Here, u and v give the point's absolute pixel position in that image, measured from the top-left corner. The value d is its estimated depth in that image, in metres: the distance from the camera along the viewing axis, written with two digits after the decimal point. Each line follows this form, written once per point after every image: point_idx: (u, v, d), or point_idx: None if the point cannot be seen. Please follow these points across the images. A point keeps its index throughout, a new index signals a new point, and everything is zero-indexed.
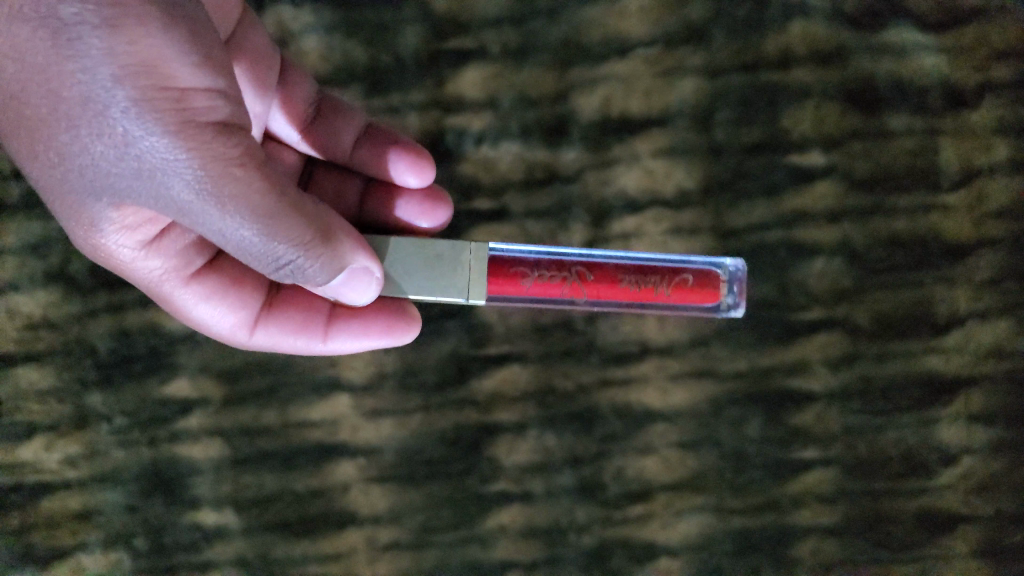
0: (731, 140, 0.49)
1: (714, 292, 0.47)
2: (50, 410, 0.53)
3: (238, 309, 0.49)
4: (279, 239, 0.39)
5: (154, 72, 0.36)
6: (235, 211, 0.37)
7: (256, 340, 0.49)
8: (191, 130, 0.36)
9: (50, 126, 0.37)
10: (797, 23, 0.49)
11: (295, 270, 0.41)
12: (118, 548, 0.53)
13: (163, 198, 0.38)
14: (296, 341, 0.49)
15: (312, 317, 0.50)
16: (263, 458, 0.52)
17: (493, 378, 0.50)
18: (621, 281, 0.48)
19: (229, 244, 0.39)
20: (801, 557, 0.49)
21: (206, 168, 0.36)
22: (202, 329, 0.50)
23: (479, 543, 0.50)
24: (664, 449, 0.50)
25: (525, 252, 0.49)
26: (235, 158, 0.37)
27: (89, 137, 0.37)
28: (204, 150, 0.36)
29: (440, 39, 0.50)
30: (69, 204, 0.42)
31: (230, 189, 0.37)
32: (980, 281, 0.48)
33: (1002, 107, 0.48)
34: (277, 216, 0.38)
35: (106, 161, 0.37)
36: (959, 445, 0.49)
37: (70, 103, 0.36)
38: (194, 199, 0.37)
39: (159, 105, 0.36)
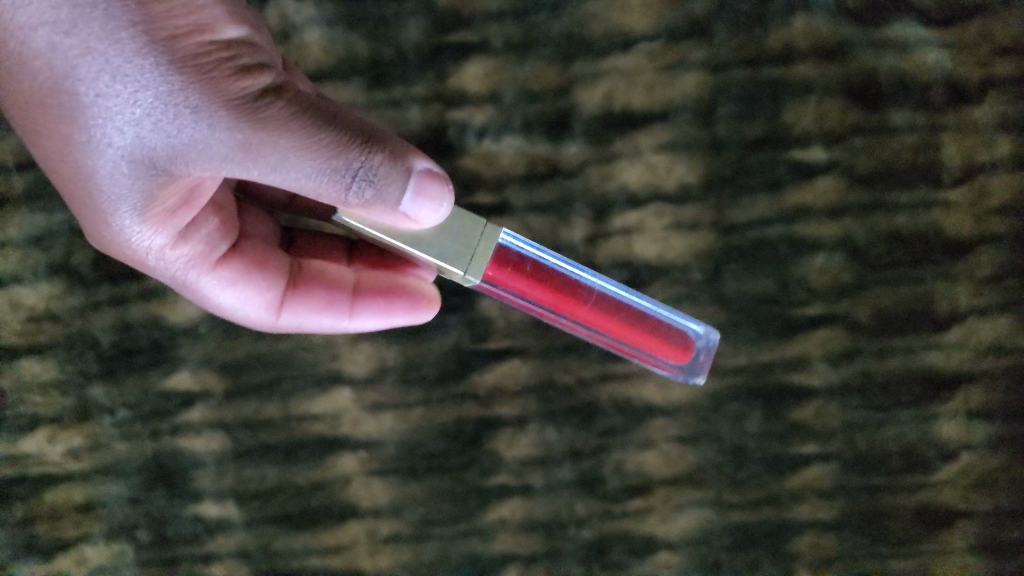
0: (733, 135, 0.49)
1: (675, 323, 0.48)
2: (53, 403, 0.53)
3: (265, 290, 0.49)
4: (354, 155, 0.37)
5: (199, 28, 0.37)
6: (299, 132, 0.37)
7: (284, 322, 0.49)
8: (244, 76, 0.37)
9: (92, 94, 0.38)
10: (800, 18, 0.49)
11: (377, 184, 0.38)
12: (121, 539, 0.53)
13: (225, 144, 0.37)
14: (324, 318, 0.48)
15: (335, 295, 0.50)
16: (264, 451, 0.52)
17: (494, 373, 0.50)
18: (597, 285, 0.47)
19: (306, 180, 0.38)
20: (799, 551, 0.50)
21: (262, 102, 0.37)
22: (226, 316, 0.49)
23: (479, 536, 0.51)
24: (664, 444, 0.50)
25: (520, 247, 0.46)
26: (284, 88, 0.38)
27: (140, 97, 0.37)
28: (255, 85, 0.37)
29: (442, 33, 0.50)
30: (103, 177, 0.40)
31: (293, 122, 0.37)
32: (981, 278, 0.48)
33: (1005, 104, 0.48)
34: (339, 124, 0.37)
35: (162, 121, 0.37)
36: (958, 441, 0.49)
37: (121, 68, 0.37)
38: (256, 135, 0.37)
39: (204, 55, 0.37)
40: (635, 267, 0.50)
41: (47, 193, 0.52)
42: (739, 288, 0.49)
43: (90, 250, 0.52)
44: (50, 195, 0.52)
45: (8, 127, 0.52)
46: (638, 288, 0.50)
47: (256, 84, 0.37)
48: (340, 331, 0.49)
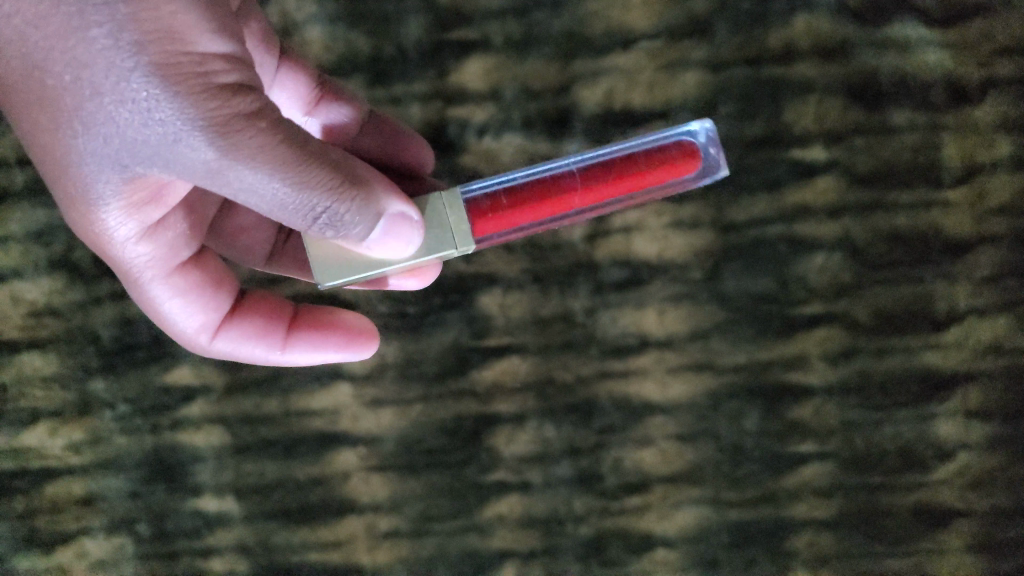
0: (733, 134, 0.49)
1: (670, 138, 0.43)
2: (54, 397, 0.53)
3: (211, 309, 0.47)
4: (317, 186, 0.36)
5: (175, 38, 0.36)
6: (261, 159, 0.35)
7: (218, 346, 0.48)
8: (213, 91, 0.36)
9: (67, 95, 0.38)
10: (801, 17, 0.49)
11: (339, 222, 0.37)
12: (122, 533, 0.53)
13: (187, 157, 0.37)
14: (256, 348, 0.48)
15: (271, 326, 0.49)
16: (263, 447, 0.52)
17: (493, 369, 0.50)
18: None
19: (265, 203, 0.36)
20: (796, 549, 0.50)
21: (230, 121, 0.36)
22: (163, 325, 0.48)
23: (478, 532, 0.51)
24: (662, 441, 0.50)
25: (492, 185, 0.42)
26: (257, 110, 0.37)
27: (111, 103, 0.37)
28: (227, 106, 0.36)
29: (443, 31, 0.50)
30: (77, 176, 0.40)
31: (257, 144, 0.36)
32: (980, 278, 0.48)
33: (1006, 104, 0.48)
34: (305, 156, 0.36)
35: (130, 128, 0.37)
36: (956, 441, 0.49)
37: (93, 70, 0.36)
38: (219, 155, 0.36)
39: (178, 67, 0.36)
40: (634, 265, 0.50)
41: (48, 189, 0.52)
42: (739, 287, 0.49)
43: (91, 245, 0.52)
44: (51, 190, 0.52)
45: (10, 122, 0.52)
46: (637, 286, 0.50)
47: (226, 101, 0.36)
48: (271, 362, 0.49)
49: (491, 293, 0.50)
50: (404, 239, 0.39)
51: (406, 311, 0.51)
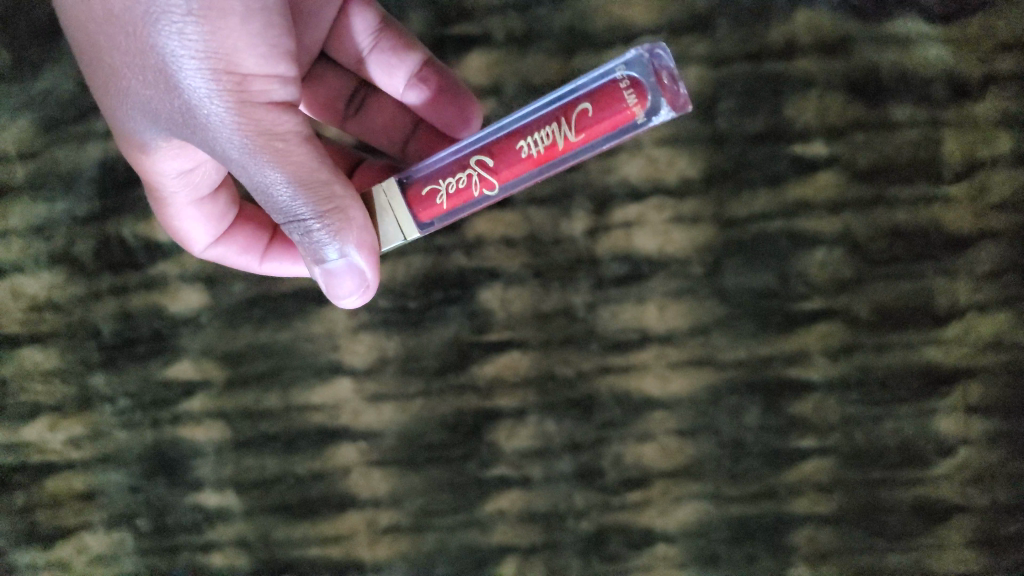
0: (734, 129, 0.49)
1: (616, 100, 0.38)
2: (54, 391, 0.53)
3: (213, 220, 0.49)
4: (304, 214, 0.38)
5: (222, 58, 0.37)
6: (270, 173, 0.37)
7: (210, 254, 0.50)
8: (246, 111, 0.38)
9: (117, 68, 0.39)
10: (801, 13, 0.49)
11: (308, 248, 0.39)
12: (122, 527, 0.53)
13: (207, 148, 0.39)
14: (241, 255, 0.49)
15: (256, 238, 0.50)
16: (264, 441, 0.52)
17: (494, 364, 0.50)
18: (522, 147, 0.40)
19: (264, 209, 0.39)
20: (797, 544, 0.50)
21: (251, 140, 0.37)
22: (166, 223, 0.49)
23: (478, 527, 0.51)
24: (663, 437, 0.50)
25: (436, 188, 0.42)
26: (284, 131, 0.38)
27: (153, 99, 0.39)
28: (255, 121, 0.38)
29: (443, 25, 0.50)
30: (120, 136, 0.43)
31: (272, 166, 0.37)
32: (981, 273, 0.48)
33: (1007, 99, 0.48)
34: (308, 183, 0.38)
35: (169, 123, 0.40)
36: (956, 436, 0.49)
37: (143, 68, 0.38)
38: (237, 158, 0.38)
39: (218, 76, 0.37)
40: (635, 260, 0.50)
41: (49, 182, 0.52)
42: (740, 282, 0.49)
43: (91, 239, 0.52)
44: (51, 184, 0.52)
45: (13, 117, 0.52)
46: (638, 281, 0.50)
47: (255, 121, 0.38)
48: (251, 272, 0.50)
49: (493, 287, 0.50)
50: (357, 284, 0.40)
51: (407, 305, 0.51)
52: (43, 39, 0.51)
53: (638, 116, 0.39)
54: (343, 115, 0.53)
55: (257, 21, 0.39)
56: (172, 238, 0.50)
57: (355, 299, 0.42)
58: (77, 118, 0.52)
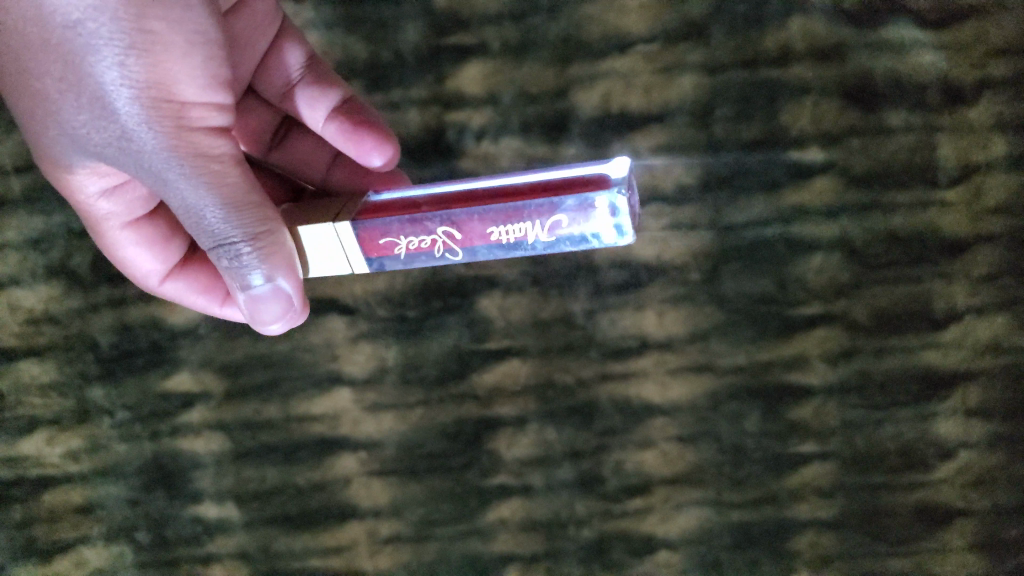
0: (730, 136, 0.49)
1: (589, 225, 0.36)
2: (52, 405, 0.53)
3: (151, 245, 0.46)
4: (237, 229, 0.36)
5: (160, 82, 0.36)
6: (199, 198, 0.36)
7: (163, 289, 0.48)
8: (183, 134, 0.36)
9: (44, 90, 0.37)
10: (797, 20, 0.49)
11: (237, 261, 0.36)
12: (122, 541, 0.53)
13: (139, 176, 0.37)
14: (198, 299, 0.48)
15: (216, 282, 0.48)
16: (264, 452, 0.52)
17: (493, 373, 0.50)
18: (490, 231, 0.37)
19: (193, 227, 0.37)
20: (797, 549, 0.50)
21: (187, 162, 0.36)
22: (107, 246, 0.47)
23: (480, 536, 0.51)
24: (663, 444, 0.50)
25: (393, 240, 0.39)
26: (220, 157, 0.37)
27: (83, 116, 0.37)
28: (190, 147, 0.36)
29: (440, 34, 0.50)
30: (49, 153, 0.41)
31: (206, 187, 0.36)
32: (978, 277, 0.49)
33: (1001, 104, 0.48)
34: (243, 209, 0.36)
35: (96, 139, 0.37)
36: (956, 439, 0.49)
37: (73, 87, 0.36)
38: (169, 179, 0.36)
39: (154, 102, 0.36)
40: (634, 267, 0.50)
41: (44, 196, 0.52)
42: (738, 288, 0.49)
43: (88, 252, 0.52)
44: (47, 197, 0.52)
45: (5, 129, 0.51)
46: (637, 288, 0.50)
47: (194, 145, 0.36)
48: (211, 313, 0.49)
49: (491, 296, 0.50)
50: (281, 311, 0.39)
51: (405, 315, 0.50)
52: None
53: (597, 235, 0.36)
54: (267, 148, 0.53)
55: (200, 50, 0.37)
56: (126, 272, 0.48)
57: (278, 326, 0.40)
58: None
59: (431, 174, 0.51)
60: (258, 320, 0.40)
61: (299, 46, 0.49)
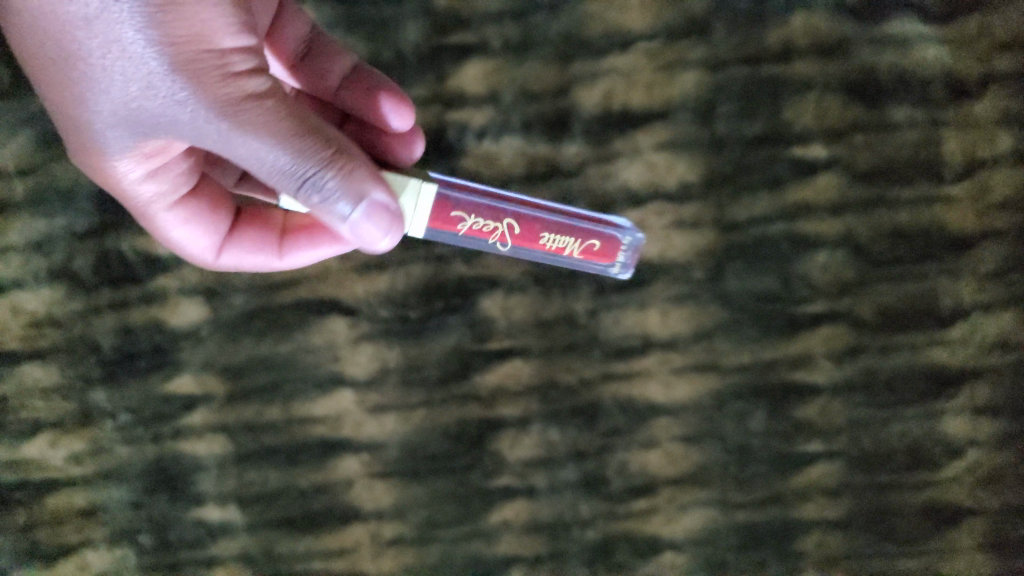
0: (733, 133, 0.49)
1: (609, 254, 0.47)
2: (55, 408, 0.53)
3: (201, 224, 0.48)
4: (310, 159, 0.38)
5: (201, 38, 0.38)
6: (266, 138, 0.38)
7: (222, 262, 0.49)
8: (234, 83, 0.39)
9: (89, 71, 0.39)
10: (799, 15, 0.48)
11: (325, 191, 0.39)
12: (124, 544, 0.53)
13: (201, 136, 0.39)
14: (258, 257, 0.48)
15: (268, 238, 0.49)
16: (266, 454, 0.52)
17: (496, 373, 0.50)
18: (542, 238, 0.46)
19: (266, 169, 0.39)
20: (805, 550, 0.50)
21: (246, 104, 0.38)
22: (161, 236, 0.48)
23: (483, 537, 0.51)
24: (667, 443, 0.50)
25: (467, 208, 0.45)
26: (269, 97, 0.39)
27: (133, 87, 0.38)
28: (243, 91, 0.39)
29: (440, 33, 0.50)
30: (90, 139, 0.42)
31: (269, 124, 0.38)
32: (984, 273, 0.48)
33: (1007, 98, 0.48)
34: (310, 137, 0.39)
35: (149, 107, 0.39)
36: (964, 437, 0.49)
37: (119, 60, 0.38)
38: (231, 128, 0.38)
39: (200, 55, 0.38)
40: (636, 266, 0.49)
41: (47, 198, 0.52)
42: (742, 287, 0.49)
43: (91, 254, 0.52)
44: (50, 199, 0.52)
45: (8, 132, 0.51)
46: (639, 287, 0.49)
47: (247, 89, 0.39)
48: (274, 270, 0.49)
49: (493, 295, 0.50)
50: (388, 222, 0.41)
51: (407, 315, 0.50)
52: None
53: (608, 263, 0.47)
54: None
55: None
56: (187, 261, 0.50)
57: (384, 246, 0.42)
58: None
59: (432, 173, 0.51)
60: (361, 245, 0.42)
61: (302, 17, 0.50)
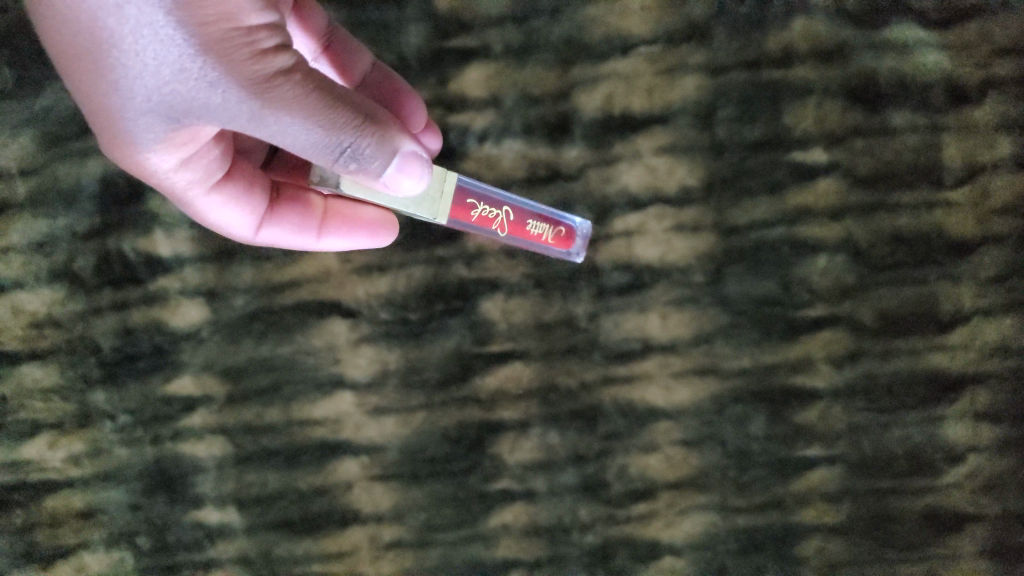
0: (733, 138, 0.49)
1: (566, 242, 0.48)
2: (54, 409, 0.53)
3: (239, 202, 0.49)
4: (342, 128, 0.40)
5: (229, 19, 0.38)
6: (300, 113, 0.39)
7: (261, 239, 0.50)
8: (263, 61, 0.39)
9: (121, 60, 0.39)
10: (799, 21, 0.49)
11: (361, 156, 0.41)
12: (122, 546, 0.53)
13: (235, 117, 0.40)
14: (297, 237, 0.50)
15: (308, 220, 0.51)
16: (265, 457, 0.52)
17: (496, 376, 0.50)
18: (527, 224, 0.48)
19: (302, 143, 0.40)
20: (805, 555, 0.50)
21: (277, 80, 0.39)
22: (199, 218, 0.49)
23: (482, 541, 0.50)
24: (667, 448, 0.50)
25: (479, 196, 0.48)
26: (297, 71, 0.40)
27: (166, 72, 0.39)
28: (272, 68, 0.39)
29: (442, 37, 0.50)
30: (122, 129, 0.42)
31: (299, 98, 0.39)
32: (985, 278, 0.48)
33: (1006, 104, 0.48)
34: (341, 106, 0.40)
35: (182, 91, 0.39)
36: (965, 443, 0.49)
37: (151, 46, 0.38)
38: (264, 106, 0.39)
39: (229, 34, 0.38)
40: (636, 270, 0.49)
41: (49, 199, 0.52)
42: (742, 290, 0.49)
43: (92, 255, 0.52)
44: (52, 200, 0.52)
45: (11, 133, 0.52)
46: (639, 290, 0.49)
47: (276, 66, 0.39)
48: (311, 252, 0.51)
49: (494, 298, 0.50)
50: (420, 172, 0.43)
51: (408, 317, 0.50)
52: (42, 55, 0.51)
53: (564, 250, 0.48)
54: None
55: None
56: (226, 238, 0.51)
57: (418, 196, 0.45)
58: (78, 135, 0.52)
59: None
60: (397, 196, 0.44)
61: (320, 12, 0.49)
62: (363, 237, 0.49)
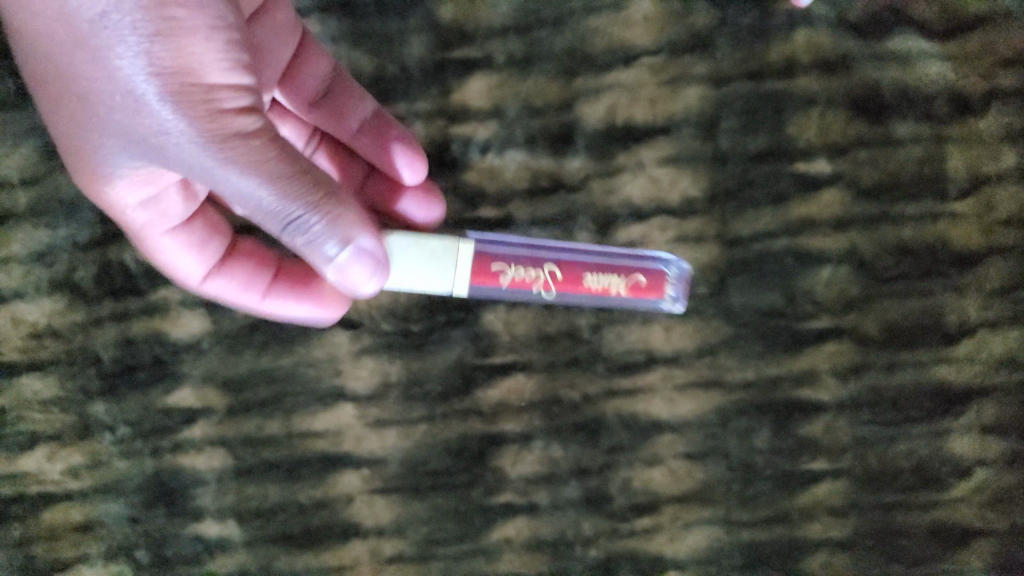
0: (736, 148, 0.49)
1: (658, 289, 0.48)
2: (53, 421, 0.53)
3: (191, 247, 0.51)
4: (293, 199, 0.39)
5: (194, 75, 0.39)
6: (250, 177, 0.39)
7: (205, 289, 0.51)
8: (220, 120, 0.39)
9: (93, 101, 0.41)
10: (802, 32, 0.49)
11: (308, 232, 0.40)
12: (121, 560, 0.53)
13: (188, 169, 0.40)
14: (239, 298, 0.51)
15: (255, 278, 0.52)
16: (265, 469, 0.51)
17: (499, 388, 0.49)
18: (586, 279, 0.48)
19: (248, 205, 0.39)
20: (811, 570, 0.49)
21: (231, 142, 0.39)
22: (150, 256, 0.51)
23: (484, 555, 0.50)
24: (671, 461, 0.49)
25: (506, 253, 0.49)
26: (254, 135, 0.39)
27: (129, 119, 0.40)
28: (228, 129, 0.39)
29: (445, 48, 0.50)
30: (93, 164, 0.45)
31: (251, 160, 0.39)
32: (990, 290, 0.48)
33: (1009, 116, 0.48)
34: (293, 179, 0.39)
35: (143, 139, 0.40)
36: (971, 456, 0.48)
37: (118, 92, 0.39)
38: (217, 165, 0.39)
39: (192, 91, 0.39)
40: None
41: (50, 210, 0.52)
42: (746, 302, 0.49)
43: (92, 266, 0.52)
44: (54, 210, 0.52)
45: (14, 144, 0.52)
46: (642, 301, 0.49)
47: (233, 126, 0.39)
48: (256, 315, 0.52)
49: (496, 310, 0.49)
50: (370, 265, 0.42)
51: (410, 329, 0.50)
52: None
53: (655, 299, 0.49)
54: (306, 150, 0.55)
55: (221, 37, 0.40)
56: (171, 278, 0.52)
57: (369, 290, 0.43)
58: None
59: (437, 188, 0.50)
60: (348, 289, 0.43)
61: (324, 57, 0.51)
62: (307, 307, 0.50)
